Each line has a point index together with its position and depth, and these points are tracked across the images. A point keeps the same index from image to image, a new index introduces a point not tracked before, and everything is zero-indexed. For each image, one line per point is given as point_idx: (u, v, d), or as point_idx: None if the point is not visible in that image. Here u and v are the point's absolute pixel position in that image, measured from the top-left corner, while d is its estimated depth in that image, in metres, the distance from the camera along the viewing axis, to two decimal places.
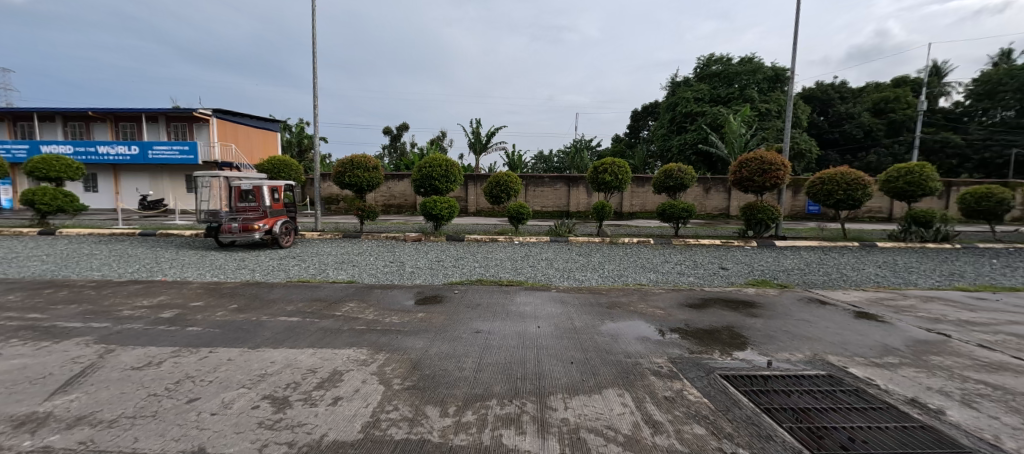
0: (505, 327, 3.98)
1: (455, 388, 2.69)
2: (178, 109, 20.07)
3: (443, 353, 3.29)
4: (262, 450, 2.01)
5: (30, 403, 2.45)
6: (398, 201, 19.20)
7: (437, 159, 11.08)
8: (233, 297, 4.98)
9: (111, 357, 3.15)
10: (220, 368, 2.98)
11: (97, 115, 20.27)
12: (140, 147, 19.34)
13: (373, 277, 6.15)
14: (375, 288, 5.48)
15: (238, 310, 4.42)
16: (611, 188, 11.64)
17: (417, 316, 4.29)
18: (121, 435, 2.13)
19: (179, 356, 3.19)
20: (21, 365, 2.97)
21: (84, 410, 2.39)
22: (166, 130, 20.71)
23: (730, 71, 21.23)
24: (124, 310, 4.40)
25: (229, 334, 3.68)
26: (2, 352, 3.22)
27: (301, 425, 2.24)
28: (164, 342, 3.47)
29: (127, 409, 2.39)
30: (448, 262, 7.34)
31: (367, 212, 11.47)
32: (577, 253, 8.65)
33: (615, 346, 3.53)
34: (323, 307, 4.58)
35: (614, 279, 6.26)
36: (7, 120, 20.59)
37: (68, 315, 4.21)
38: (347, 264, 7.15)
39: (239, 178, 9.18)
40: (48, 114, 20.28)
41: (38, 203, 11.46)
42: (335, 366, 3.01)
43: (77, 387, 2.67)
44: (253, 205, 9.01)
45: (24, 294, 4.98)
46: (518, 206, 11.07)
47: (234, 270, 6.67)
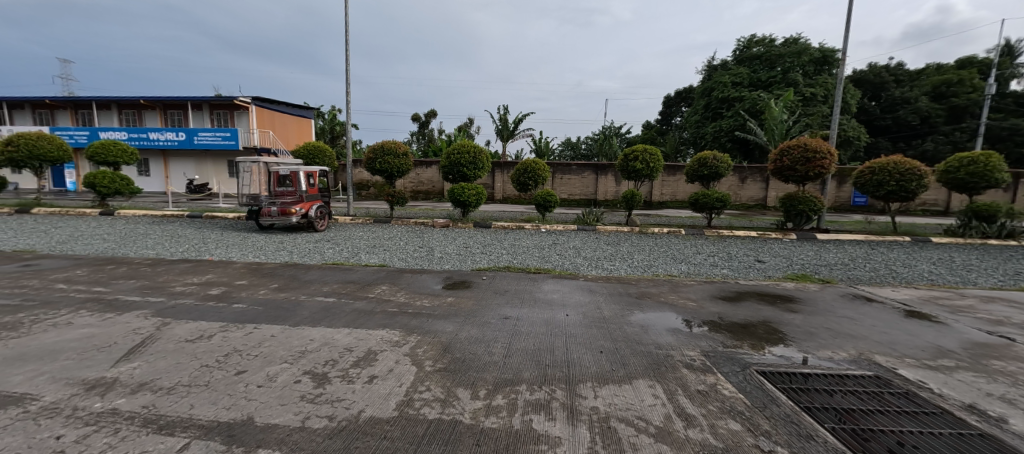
0: (534, 314, 3.99)
1: (486, 372, 2.73)
2: (220, 97, 21.01)
3: (473, 337, 3.35)
4: (305, 422, 2.12)
5: (99, 368, 2.69)
6: (425, 188, 19.53)
7: (465, 145, 11.10)
8: (274, 277, 5.23)
9: (167, 329, 3.39)
10: (264, 343, 3.15)
11: (148, 103, 21.54)
12: (187, 133, 20.44)
13: (404, 262, 6.30)
14: (406, 272, 5.61)
15: (278, 289, 4.66)
16: (641, 176, 11.33)
17: (447, 300, 4.38)
18: (178, 402, 2.31)
19: (227, 331, 3.39)
20: (89, 334, 3.25)
21: (145, 377, 2.59)
22: (209, 117, 21.80)
23: (772, 53, 20.07)
24: (176, 286, 4.72)
25: (271, 312, 3.88)
26: (74, 321, 3.53)
27: (339, 400, 2.35)
28: (212, 318, 3.69)
29: (183, 378, 2.58)
30: (476, 248, 7.43)
31: (396, 198, 11.68)
32: (605, 242, 8.53)
33: (645, 337, 3.47)
34: (357, 289, 4.75)
35: (643, 269, 6.15)
36: (70, 109, 22.15)
37: (127, 289, 4.55)
38: (379, 248, 7.35)
39: (277, 164, 9.59)
40: (105, 102, 21.70)
41: (99, 186, 12.34)
42: (369, 346, 3.11)
43: (139, 356, 2.90)
44: (290, 190, 9.34)
45: (90, 270, 5.42)
46: (545, 193, 10.94)
47: (273, 252, 7.00)
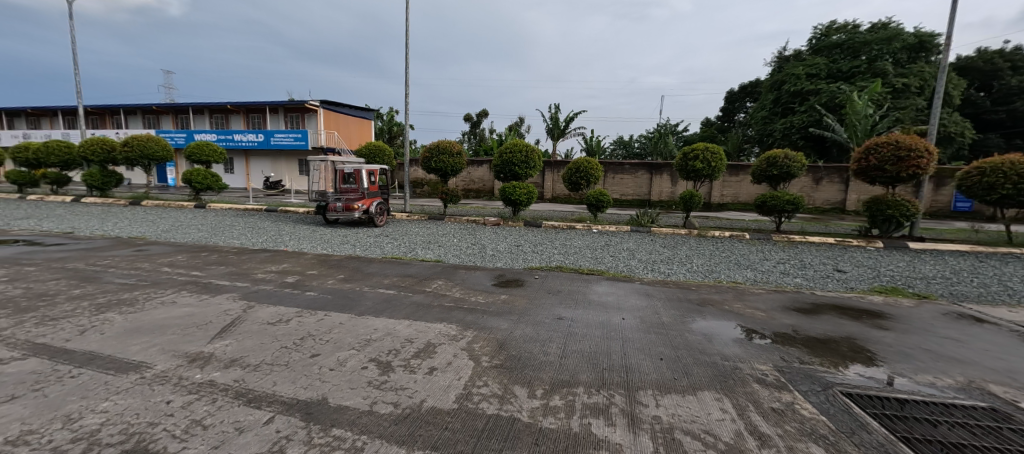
0: (588, 315, 3.92)
1: (542, 371, 2.73)
2: (293, 101, 22.90)
3: (527, 336, 3.35)
4: (373, 407, 2.24)
5: (199, 343, 3.04)
6: (476, 186, 19.95)
7: (517, 145, 11.17)
8: (340, 268, 5.60)
9: (252, 311, 3.76)
10: (333, 329, 3.38)
11: (234, 108, 24.01)
12: (264, 135, 22.49)
13: (457, 258, 6.47)
14: (460, 269, 5.75)
15: (344, 280, 4.97)
16: (701, 176, 10.73)
17: (500, 298, 4.43)
18: (264, 378, 2.54)
19: (302, 317, 3.68)
20: (190, 313, 3.68)
21: (235, 354, 2.88)
22: (284, 120, 23.85)
23: (855, 40, 18.15)
24: (258, 273, 5.22)
25: (338, 301, 4.16)
26: (177, 300, 4.03)
27: (403, 388, 2.45)
28: (289, 303, 4.03)
29: (267, 357, 2.84)
30: (527, 247, 7.45)
31: (450, 196, 12.03)
32: (661, 244, 8.18)
33: (709, 346, 3.27)
34: (414, 282, 4.95)
35: (704, 274, 5.82)
36: (172, 114, 25.24)
37: (219, 274, 5.10)
38: (434, 244, 7.61)
39: (343, 163, 10.27)
40: (199, 108, 24.49)
41: (194, 182, 13.95)
42: (428, 338, 3.23)
43: (230, 334, 3.23)
44: (353, 188, 9.94)
45: (188, 255, 6.15)
46: (597, 193, 10.71)
47: (338, 244, 7.50)
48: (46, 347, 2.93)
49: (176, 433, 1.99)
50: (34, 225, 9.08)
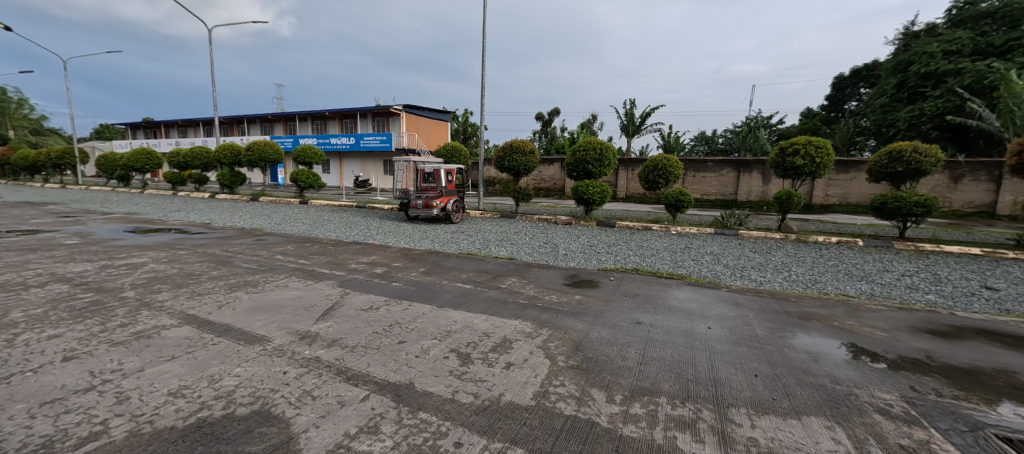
0: (669, 322, 3.71)
1: (620, 376, 2.64)
2: (380, 107, 24.93)
3: (604, 338, 3.27)
4: (455, 395, 2.35)
5: (308, 322, 3.46)
6: (547, 185, 19.98)
7: (591, 142, 10.93)
8: (421, 261, 5.97)
9: (348, 298, 4.18)
10: (418, 319, 3.62)
11: (331, 115, 26.85)
12: (356, 138, 24.81)
13: (530, 256, 6.53)
14: (533, 267, 5.80)
15: (425, 273, 5.30)
16: (801, 174, 9.55)
17: (575, 298, 4.39)
18: (360, 359, 2.80)
19: (390, 305, 3.99)
20: (299, 296, 4.20)
21: (336, 335, 3.22)
22: (372, 124, 26.10)
23: (1015, 6, 14.77)
24: (352, 263, 5.78)
25: (421, 292, 4.44)
26: (289, 284, 4.61)
27: (482, 380, 2.54)
28: (378, 292, 4.40)
29: (362, 340, 3.13)
30: (601, 248, 7.26)
31: (522, 194, 12.17)
32: (751, 249, 7.43)
33: (814, 366, 2.90)
34: (490, 278, 5.11)
35: (805, 285, 5.16)
36: (283, 121, 28.93)
37: (321, 263, 5.75)
38: (507, 242, 7.77)
39: (424, 163, 10.97)
40: (304, 115, 27.79)
41: (300, 181, 15.85)
42: (505, 334, 3.31)
43: (331, 317, 3.62)
44: (433, 186, 10.60)
45: (296, 245, 7.02)
46: (677, 192, 10.06)
47: (419, 239, 8.01)
48: (195, 317, 3.55)
49: (292, 400, 2.28)
50: (184, 216, 11.04)
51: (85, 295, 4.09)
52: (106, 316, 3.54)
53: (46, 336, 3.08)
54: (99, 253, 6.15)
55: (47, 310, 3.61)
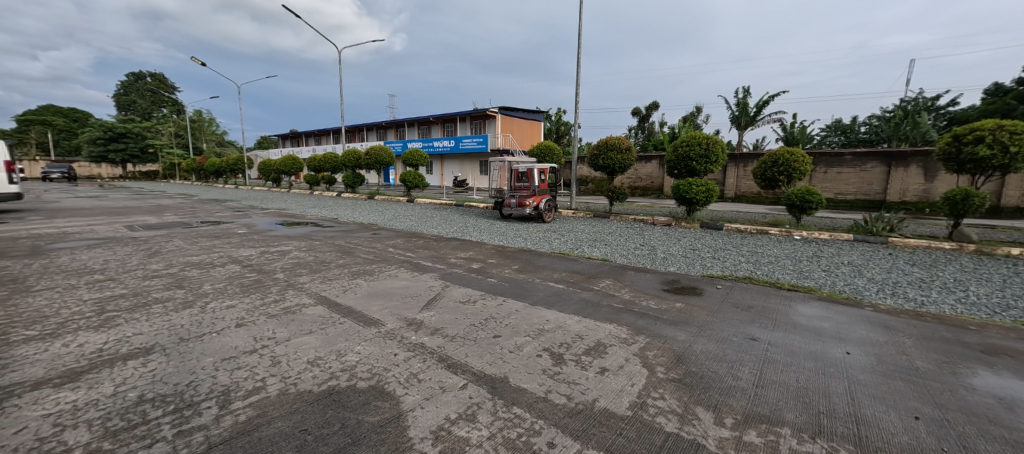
0: (793, 341, 3.22)
1: (731, 397, 2.36)
2: (478, 110, 26.36)
3: (711, 352, 2.97)
4: (548, 394, 2.36)
5: (415, 310, 3.80)
6: (644, 184, 19.00)
7: (696, 137, 10.05)
8: (514, 259, 6.14)
9: (449, 290, 4.48)
10: (512, 315, 3.73)
11: (435, 120, 29.22)
12: (455, 140, 26.55)
13: (625, 258, 6.26)
14: (628, 269, 5.54)
15: (518, 271, 5.42)
16: (986, 168, 7.48)
17: (675, 305, 4.06)
18: (459, 349, 2.98)
19: (486, 299, 4.18)
20: (408, 285, 4.64)
21: (438, 324, 3.47)
22: (471, 127, 27.78)
23: None
24: (452, 258, 6.20)
25: (514, 289, 4.56)
26: (399, 275, 5.13)
27: (575, 383, 2.50)
28: (475, 287, 4.64)
29: (461, 330, 3.33)
30: (706, 252, 6.62)
31: (616, 193, 11.72)
32: (908, 261, 6.06)
33: (1009, 417, 2.24)
34: (582, 279, 5.02)
35: (993, 311, 4.02)
36: (395, 128, 32.35)
37: (425, 256, 6.28)
38: (600, 243, 7.56)
39: (518, 163, 11.34)
40: (412, 122, 30.70)
41: (408, 181, 17.55)
42: (599, 337, 3.22)
43: (434, 306, 3.93)
44: (526, 185, 10.81)
45: (404, 239, 7.78)
46: (803, 191, 8.70)
47: (513, 237, 8.25)
48: (327, 298, 4.15)
49: (401, 381, 2.52)
50: (319, 212, 13.06)
51: (251, 274, 5.07)
52: (265, 292, 4.34)
53: (226, 306, 3.90)
54: (260, 240, 7.60)
55: (227, 285, 4.57)
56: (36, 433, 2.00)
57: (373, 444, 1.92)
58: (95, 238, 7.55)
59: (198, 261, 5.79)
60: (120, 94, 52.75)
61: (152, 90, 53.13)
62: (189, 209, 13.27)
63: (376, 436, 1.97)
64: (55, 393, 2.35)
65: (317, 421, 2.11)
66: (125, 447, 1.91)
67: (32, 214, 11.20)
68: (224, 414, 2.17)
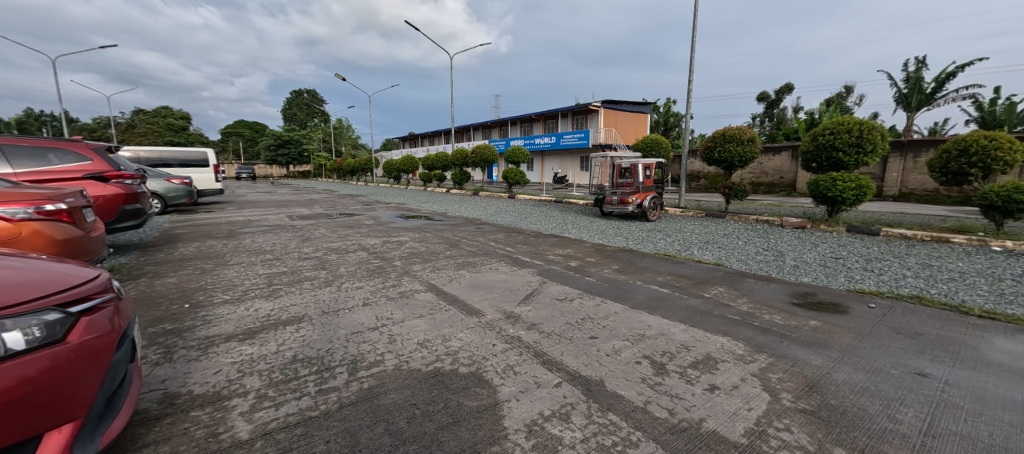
0: (985, 383, 2.47)
1: (886, 444, 1.92)
2: (580, 106, 26.06)
3: (857, 384, 2.45)
4: (647, 405, 2.21)
5: (513, 304, 3.92)
6: (769, 179, 16.66)
7: (843, 122, 8.39)
8: (614, 258, 5.91)
9: (546, 286, 4.52)
10: (610, 317, 3.60)
11: (537, 117, 29.74)
12: (556, 137, 26.57)
13: (744, 264, 5.54)
14: (748, 277, 4.90)
15: (618, 271, 5.21)
16: None
17: (808, 323, 3.45)
18: (555, 346, 2.99)
19: (583, 299, 4.11)
20: (507, 279, 4.81)
21: (535, 319, 3.53)
22: (572, 122, 27.70)
23: None
24: (550, 254, 6.24)
25: (613, 290, 4.40)
26: (499, 268, 5.35)
27: (678, 397, 2.30)
28: (573, 285, 4.60)
29: (557, 328, 3.33)
30: (854, 262, 5.49)
31: (735, 190, 10.44)
32: None
33: None
34: (691, 284, 4.60)
35: None
36: (499, 127, 33.80)
37: (524, 252, 6.43)
38: (713, 245, 6.83)
39: (621, 158, 10.89)
40: (515, 120, 31.72)
41: (510, 178, 18.20)
42: (708, 351, 2.90)
43: (531, 302, 4.00)
44: (629, 182, 10.32)
45: (505, 234, 8.08)
46: (1008, 188, 6.62)
47: (613, 236, 7.94)
48: (436, 286, 4.55)
49: (498, 371, 2.62)
50: (431, 207, 14.37)
51: (375, 261, 5.82)
52: (387, 277, 4.94)
53: (356, 287, 4.54)
54: (383, 231, 8.66)
55: (358, 269, 5.31)
56: (227, 376, 2.59)
57: (471, 427, 2.04)
58: (268, 225, 9.48)
59: (337, 247, 6.85)
60: (286, 108, 65.11)
61: (308, 104, 64.53)
62: (332, 203, 15.77)
63: (475, 420, 2.09)
64: (240, 346, 3.02)
65: (424, 397, 2.32)
66: (283, 396, 2.37)
67: (230, 205, 14.57)
68: (353, 379, 2.53)
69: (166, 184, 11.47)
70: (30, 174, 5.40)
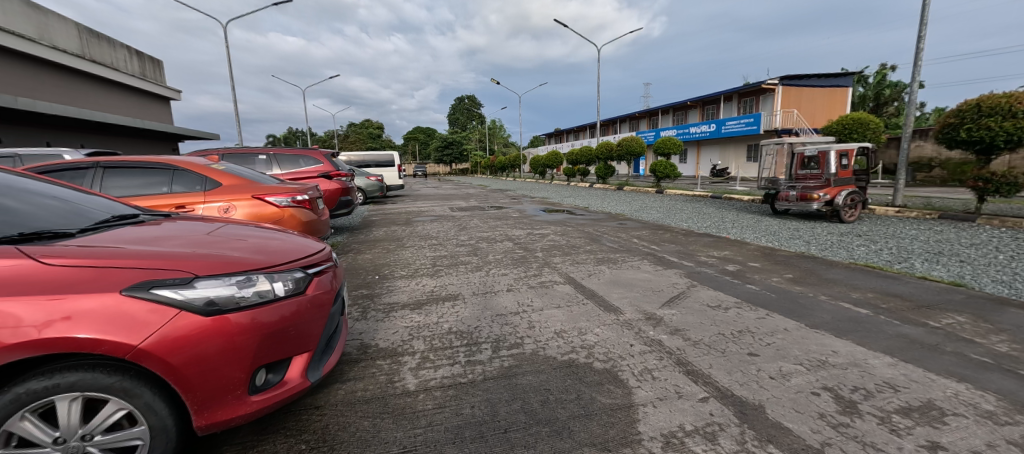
0: None
1: None
2: (749, 86, 22.52)
3: None
4: (824, 447, 1.79)
5: (655, 305, 3.67)
6: None
7: None
8: (788, 266, 4.93)
9: (694, 290, 4.08)
10: (778, 334, 3.03)
11: (693, 103, 26.93)
12: (717, 124, 23.46)
13: (1004, 287, 3.94)
14: (1012, 305, 3.46)
15: (792, 281, 4.33)
16: None
17: None
18: (702, 357, 2.68)
19: (742, 309, 3.57)
20: (650, 279, 4.53)
21: (680, 324, 3.23)
22: (738, 106, 24.28)
23: None
24: (701, 255, 5.59)
25: (785, 303, 3.67)
26: (641, 267, 5.07)
27: (874, 447, 1.80)
28: (730, 292, 4.03)
29: (706, 337, 2.98)
30: None
31: (999, 182, 7.34)
32: None
33: None
34: (905, 307, 3.50)
35: None
36: (648, 117, 31.81)
37: (671, 251, 5.93)
38: (949, 258, 5.04)
39: (804, 144, 8.98)
40: (667, 109, 29.36)
41: (658, 171, 16.98)
42: (931, 397, 2.17)
43: (676, 305, 3.67)
44: (815, 173, 8.45)
45: (650, 231, 7.61)
46: None
47: (788, 238, 6.63)
48: (574, 279, 4.60)
49: (634, 373, 2.50)
50: (574, 201, 14.55)
51: (519, 251, 6.22)
52: (529, 267, 5.24)
53: (502, 274, 4.94)
54: (527, 223, 9.20)
55: (504, 258, 5.78)
56: (402, 336, 3.18)
57: (604, 422, 2.02)
58: (435, 215, 11.11)
59: (488, 236, 7.58)
60: (452, 114, 74.79)
61: (469, 109, 72.80)
62: (484, 197, 17.50)
63: (607, 417, 2.06)
64: (411, 314, 3.65)
65: (558, 385, 2.39)
66: (440, 360, 2.78)
67: (408, 198, 17.61)
68: (495, 357, 2.78)
69: (366, 181, 14.54)
70: (290, 174, 7.60)
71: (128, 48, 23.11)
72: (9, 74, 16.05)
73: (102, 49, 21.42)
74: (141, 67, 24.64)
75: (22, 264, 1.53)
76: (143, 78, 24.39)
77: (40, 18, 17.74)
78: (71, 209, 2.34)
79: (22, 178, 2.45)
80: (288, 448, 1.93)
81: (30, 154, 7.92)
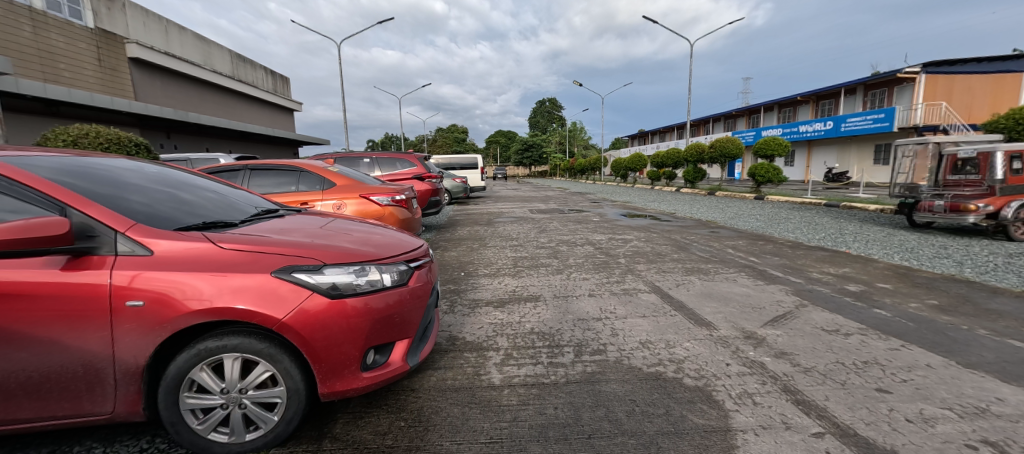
0: None
1: None
2: (879, 76, 19.34)
3: None
4: None
5: (756, 324, 3.34)
6: None
7: None
8: (932, 290, 4.11)
9: (804, 311, 3.61)
10: (917, 370, 2.55)
11: (804, 98, 23.88)
12: (834, 122, 20.45)
13: None
14: None
15: (937, 308, 3.60)
16: None
17: None
18: (816, 386, 2.38)
19: (867, 336, 3.07)
20: (748, 294, 4.12)
21: (787, 347, 2.90)
22: (863, 100, 20.93)
23: None
24: (814, 271, 4.92)
25: (925, 335, 3.08)
26: (738, 280, 4.64)
27: None
28: (850, 315, 3.49)
29: (821, 364, 2.63)
30: None
31: None
32: None
33: None
34: None
35: None
36: (747, 115, 28.93)
37: (774, 264, 5.31)
38: None
39: (956, 143, 7.41)
40: (771, 105, 26.43)
41: (758, 176, 15.33)
42: None
43: (782, 326, 3.29)
44: (974, 179, 6.92)
45: (748, 241, 6.93)
46: None
47: (930, 257, 5.56)
48: (661, 289, 4.38)
49: (731, 394, 2.31)
50: (658, 206, 13.84)
51: (601, 256, 6.10)
52: (611, 273, 5.10)
53: (583, 278, 4.89)
54: (609, 227, 8.97)
55: (585, 262, 5.71)
56: (488, 332, 3.34)
57: (697, 444, 1.89)
58: (515, 216, 11.37)
59: (568, 239, 7.56)
60: (532, 117, 75.87)
61: (550, 112, 73.23)
62: (564, 200, 17.43)
63: (701, 438, 1.93)
64: (495, 311, 3.81)
65: (645, 397, 2.31)
66: (523, 359, 2.85)
67: (489, 199, 18.28)
68: (578, 361, 2.78)
69: (452, 182, 15.42)
70: (389, 175, 8.40)
71: (265, 69, 27.60)
72: (185, 94, 20.19)
73: (247, 71, 25.86)
74: (274, 85, 29.23)
75: (205, 246, 1.92)
76: (275, 93, 28.89)
77: (206, 48, 22.04)
78: (231, 203, 2.87)
79: (196, 178, 3.07)
80: (389, 423, 2.15)
81: (198, 159, 9.89)
